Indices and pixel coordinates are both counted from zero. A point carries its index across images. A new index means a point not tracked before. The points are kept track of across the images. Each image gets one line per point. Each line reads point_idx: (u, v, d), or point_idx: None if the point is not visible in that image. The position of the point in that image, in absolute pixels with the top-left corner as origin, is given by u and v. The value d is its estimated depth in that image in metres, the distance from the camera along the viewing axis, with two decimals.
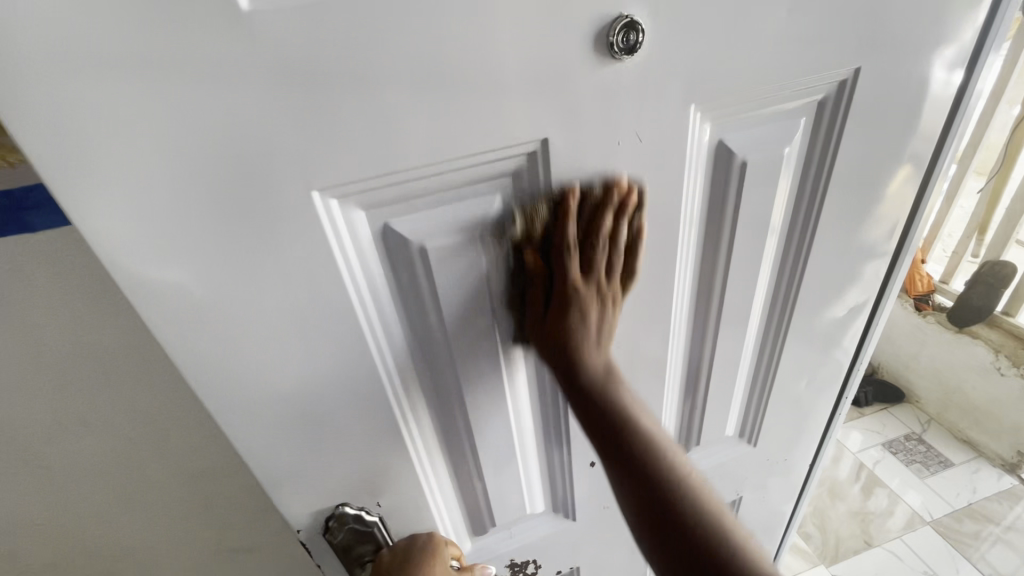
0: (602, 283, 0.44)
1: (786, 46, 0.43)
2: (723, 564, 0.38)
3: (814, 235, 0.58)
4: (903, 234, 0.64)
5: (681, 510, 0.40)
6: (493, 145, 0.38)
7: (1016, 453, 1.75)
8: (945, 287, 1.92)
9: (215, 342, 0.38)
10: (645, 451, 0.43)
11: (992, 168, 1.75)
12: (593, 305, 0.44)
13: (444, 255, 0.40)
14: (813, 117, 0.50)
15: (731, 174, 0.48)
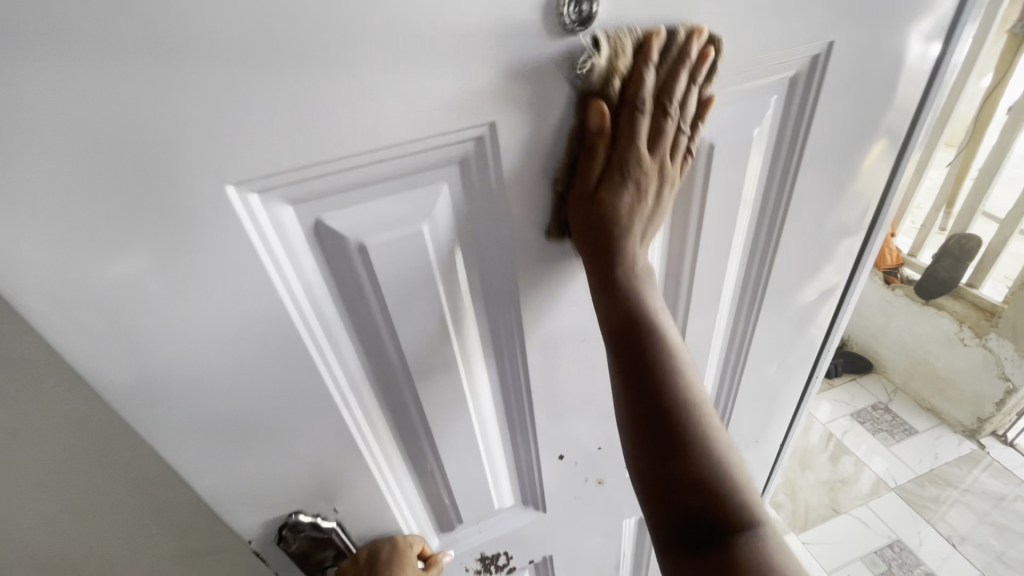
0: (663, 162, 0.41)
1: (756, 18, 0.40)
2: (688, 453, 0.40)
3: (784, 218, 0.56)
4: (875, 214, 0.63)
5: (667, 406, 0.41)
6: (434, 130, 0.34)
7: (976, 419, 1.81)
8: (913, 260, 1.95)
9: (133, 356, 0.34)
10: (653, 352, 0.42)
11: (961, 141, 1.76)
12: (650, 199, 0.41)
13: (386, 253, 0.37)
14: (784, 94, 0.47)
15: (698, 157, 0.46)
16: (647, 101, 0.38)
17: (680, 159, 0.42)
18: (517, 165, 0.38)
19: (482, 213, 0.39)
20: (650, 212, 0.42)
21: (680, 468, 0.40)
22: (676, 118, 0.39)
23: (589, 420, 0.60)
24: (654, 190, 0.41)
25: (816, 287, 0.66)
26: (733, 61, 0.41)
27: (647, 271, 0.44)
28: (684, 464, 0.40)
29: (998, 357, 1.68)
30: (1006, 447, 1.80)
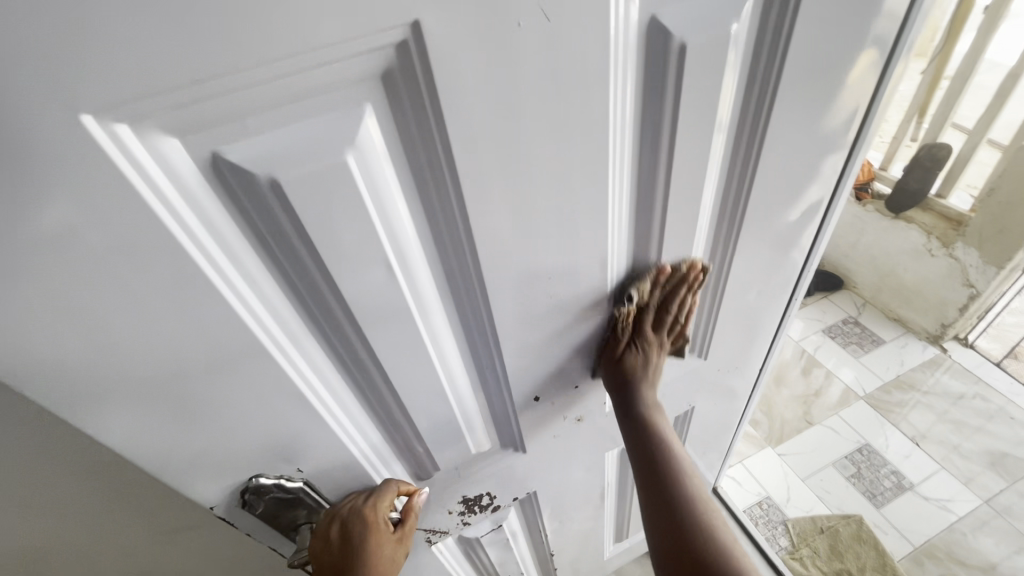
0: (661, 337, 0.63)
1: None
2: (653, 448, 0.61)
3: (765, 134, 0.51)
4: (861, 124, 0.57)
5: (649, 444, 0.61)
6: (342, 38, 0.28)
7: (940, 326, 1.88)
8: (884, 173, 1.92)
9: (24, 324, 0.30)
10: (646, 431, 0.62)
11: (935, 47, 1.71)
12: (654, 363, 0.62)
13: (305, 191, 0.32)
14: None
15: (667, 63, 0.40)
16: (652, 305, 0.59)
17: (675, 335, 0.65)
18: (453, 82, 0.32)
19: (418, 139, 0.34)
20: (644, 366, 0.61)
21: (645, 467, 0.60)
22: (664, 297, 0.59)
23: (561, 358, 0.58)
24: (654, 365, 0.62)
25: (797, 209, 0.63)
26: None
27: (654, 368, 0.62)
28: (651, 468, 0.60)
29: (963, 265, 1.72)
30: (966, 349, 1.88)
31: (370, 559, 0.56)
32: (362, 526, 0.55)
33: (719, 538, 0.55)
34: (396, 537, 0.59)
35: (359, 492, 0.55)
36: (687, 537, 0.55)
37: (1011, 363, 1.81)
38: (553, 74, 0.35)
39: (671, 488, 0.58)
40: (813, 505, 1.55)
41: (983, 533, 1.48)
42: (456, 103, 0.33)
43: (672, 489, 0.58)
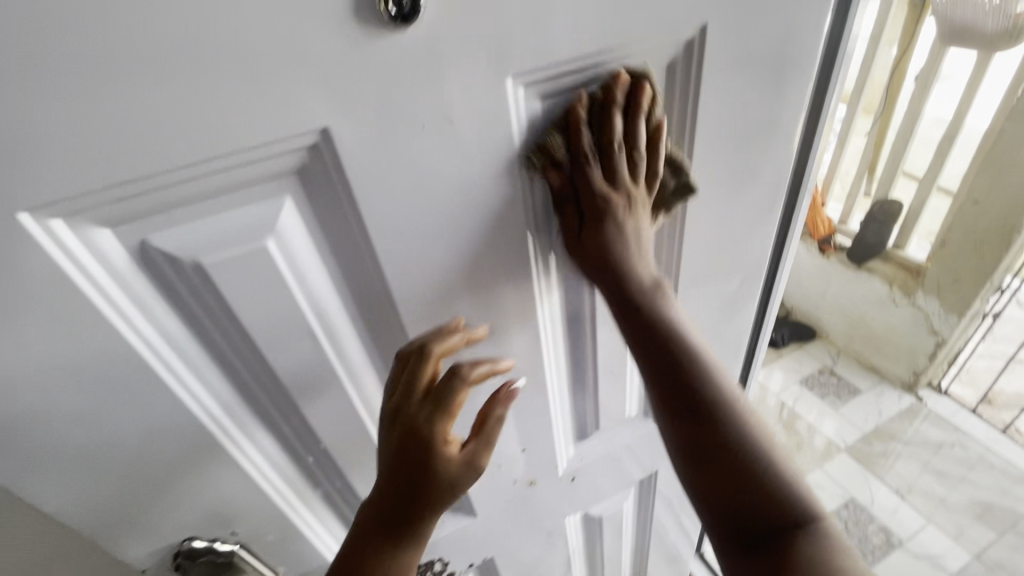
0: (629, 186, 0.43)
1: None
2: (709, 405, 0.46)
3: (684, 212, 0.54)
4: (794, 188, 0.64)
5: (694, 386, 0.46)
6: (254, 142, 0.32)
7: (913, 374, 1.91)
8: (844, 227, 2.02)
9: None
10: (683, 364, 0.46)
11: (878, 108, 1.83)
12: (626, 210, 0.44)
13: (227, 271, 0.35)
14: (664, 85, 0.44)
15: (575, 155, 0.43)
16: (593, 141, 0.41)
17: (643, 180, 0.44)
18: (363, 176, 0.35)
19: (335, 225, 0.37)
20: (623, 241, 0.44)
21: (690, 411, 0.46)
22: (631, 156, 0.43)
23: (503, 420, 0.59)
24: (639, 217, 0.45)
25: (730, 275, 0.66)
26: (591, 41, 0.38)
27: (638, 246, 0.45)
28: (697, 406, 0.46)
29: (926, 313, 1.77)
30: (941, 396, 1.90)
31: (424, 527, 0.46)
32: (448, 412, 0.44)
33: (795, 491, 0.45)
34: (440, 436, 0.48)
35: (438, 338, 0.44)
36: (758, 505, 0.45)
37: (986, 409, 1.82)
38: (461, 166, 0.38)
39: (720, 436, 0.46)
40: None
41: None
42: (366, 194, 0.36)
43: (709, 401, 0.46)
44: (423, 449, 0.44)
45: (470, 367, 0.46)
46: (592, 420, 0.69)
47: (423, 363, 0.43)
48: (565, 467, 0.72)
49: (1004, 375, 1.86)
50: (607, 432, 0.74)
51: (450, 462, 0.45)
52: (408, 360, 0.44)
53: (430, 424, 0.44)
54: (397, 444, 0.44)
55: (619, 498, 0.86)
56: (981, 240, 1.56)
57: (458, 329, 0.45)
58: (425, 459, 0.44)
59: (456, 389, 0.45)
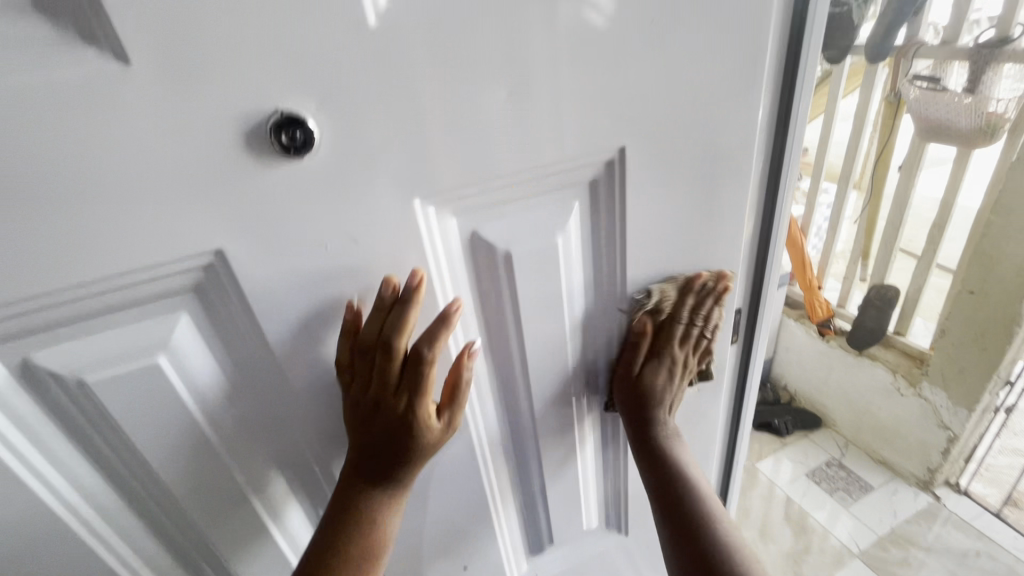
0: (688, 351, 0.54)
1: (528, 123, 0.37)
2: (672, 481, 0.54)
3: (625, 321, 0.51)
4: (754, 296, 0.64)
5: (666, 456, 0.54)
6: (145, 264, 0.31)
7: (928, 471, 1.78)
8: (842, 311, 2.00)
9: None
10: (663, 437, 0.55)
11: (867, 192, 1.84)
12: (676, 374, 0.54)
13: (114, 387, 0.34)
14: (588, 202, 0.44)
15: (498, 268, 0.42)
16: (678, 323, 0.52)
17: (699, 353, 0.56)
18: (263, 293, 0.35)
19: (238, 338, 0.37)
20: (667, 379, 0.54)
21: (656, 475, 0.54)
22: (699, 329, 0.54)
23: (438, 538, 0.55)
24: (677, 385, 0.55)
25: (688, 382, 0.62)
26: (501, 164, 0.38)
27: (677, 379, 0.55)
28: (663, 473, 0.54)
29: (935, 406, 1.67)
30: (961, 497, 1.76)
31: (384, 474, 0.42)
32: (420, 398, 0.40)
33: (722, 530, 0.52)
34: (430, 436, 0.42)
35: (395, 319, 0.37)
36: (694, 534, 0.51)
37: (1011, 512, 1.67)
38: (374, 282, 0.38)
39: (675, 502, 0.53)
40: None
41: None
42: (265, 310, 0.36)
43: (666, 464, 0.54)
44: (392, 442, 0.41)
45: (429, 343, 0.39)
46: (545, 532, 0.64)
47: (394, 329, 0.37)
48: None
49: None
50: (565, 546, 0.68)
51: (433, 442, 0.42)
52: (361, 335, 0.38)
53: (406, 419, 0.40)
54: (362, 410, 0.40)
55: None
56: (981, 330, 1.48)
57: (411, 296, 0.37)
58: (400, 443, 0.41)
59: (425, 372, 0.39)
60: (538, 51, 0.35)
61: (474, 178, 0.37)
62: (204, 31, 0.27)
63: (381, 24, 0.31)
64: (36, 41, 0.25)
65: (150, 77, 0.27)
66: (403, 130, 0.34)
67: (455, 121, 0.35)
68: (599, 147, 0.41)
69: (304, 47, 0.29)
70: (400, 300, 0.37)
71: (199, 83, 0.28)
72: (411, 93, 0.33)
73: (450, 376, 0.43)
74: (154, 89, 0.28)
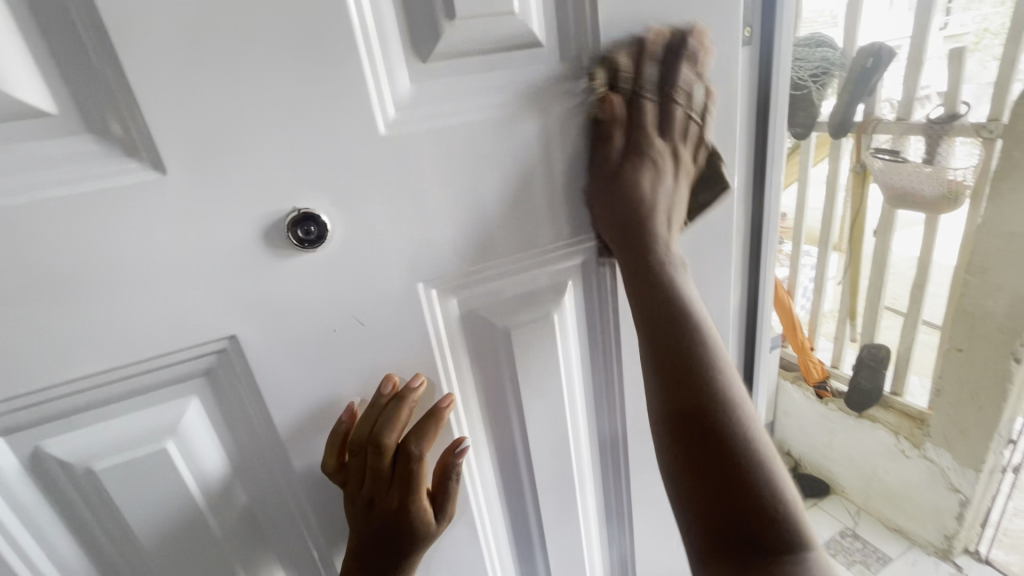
0: (675, 150, 0.41)
1: (520, 209, 0.41)
2: (683, 365, 0.39)
3: (623, 393, 0.52)
4: (747, 364, 0.65)
5: (681, 326, 0.39)
6: (162, 351, 0.33)
7: (944, 538, 1.70)
8: (838, 372, 2.00)
9: None
10: (664, 289, 0.40)
11: (847, 255, 1.91)
12: (670, 177, 0.41)
13: (120, 474, 0.34)
14: (581, 279, 0.47)
15: (498, 344, 0.44)
16: (649, 114, 0.40)
17: (690, 145, 0.42)
18: (272, 375, 0.36)
19: (245, 422, 0.38)
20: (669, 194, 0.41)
21: (665, 365, 0.39)
22: (684, 113, 0.41)
23: None
24: (682, 180, 0.42)
25: None
26: (499, 247, 0.41)
27: (670, 196, 0.41)
28: (675, 368, 0.39)
29: (942, 468, 1.63)
30: (983, 566, 1.67)
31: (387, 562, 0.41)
32: (413, 496, 0.40)
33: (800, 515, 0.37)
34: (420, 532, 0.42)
35: (389, 418, 0.37)
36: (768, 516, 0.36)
37: None
38: (378, 362, 0.39)
39: (692, 405, 0.38)
40: None
41: None
42: (274, 392, 0.37)
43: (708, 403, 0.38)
44: (388, 538, 0.41)
45: (418, 441, 0.39)
46: None
47: (386, 429, 0.37)
48: None
49: None
50: None
51: (429, 537, 0.42)
52: (352, 433, 0.38)
53: (402, 518, 0.40)
54: (356, 509, 0.40)
55: None
56: (975, 389, 1.49)
57: (410, 395, 0.38)
58: (397, 539, 0.41)
59: (417, 469, 0.40)
60: (527, 148, 0.39)
61: (472, 261, 0.40)
62: (233, 144, 0.31)
63: (389, 130, 0.35)
64: (86, 157, 0.29)
65: (183, 182, 0.30)
66: (407, 220, 0.37)
67: (455, 212, 0.38)
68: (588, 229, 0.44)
69: (319, 153, 0.33)
70: (397, 398, 0.38)
71: (225, 187, 0.31)
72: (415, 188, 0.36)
73: (439, 466, 0.43)
74: (185, 194, 0.31)
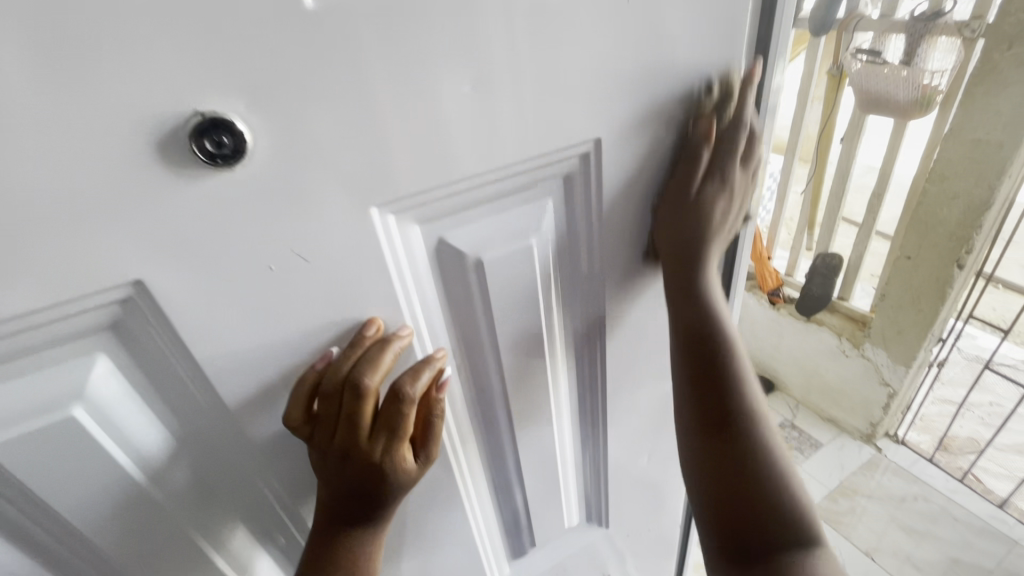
0: None
1: (494, 118, 0.33)
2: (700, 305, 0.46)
3: (604, 320, 0.49)
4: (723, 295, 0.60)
5: (699, 260, 0.45)
6: (42, 306, 0.26)
7: (870, 425, 1.89)
8: (791, 280, 2.06)
9: None
10: (699, 233, 0.44)
11: (811, 164, 1.90)
12: None
13: (21, 449, 0.29)
14: (563, 199, 0.40)
15: (469, 276, 0.38)
16: None
17: None
18: (199, 327, 0.30)
19: (172, 380, 0.32)
20: None
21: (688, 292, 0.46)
22: None
23: (417, 554, 0.52)
24: None
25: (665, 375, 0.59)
26: (467, 165, 0.34)
27: None
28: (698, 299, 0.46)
29: (876, 365, 1.77)
30: (899, 445, 1.86)
31: (363, 518, 0.39)
32: (393, 446, 0.37)
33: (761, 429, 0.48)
34: (397, 486, 0.39)
35: (368, 360, 0.35)
36: (741, 457, 0.47)
37: (943, 457, 1.79)
38: (331, 304, 0.33)
39: (704, 335, 0.47)
40: None
41: None
42: (202, 346, 0.31)
43: (725, 375, 0.48)
44: (365, 487, 0.38)
45: (411, 379, 0.37)
46: (527, 533, 0.63)
47: (365, 370, 0.34)
48: None
49: (957, 420, 1.82)
50: (549, 545, 0.67)
51: (410, 483, 0.40)
52: (324, 379, 0.35)
53: (382, 465, 0.38)
54: (330, 462, 0.37)
55: None
56: (916, 294, 1.57)
57: (395, 340, 0.35)
58: (369, 493, 0.38)
59: (405, 411, 0.37)
60: (501, 34, 0.31)
61: (436, 183, 0.33)
62: (90, 16, 0.21)
63: (319, 6, 0.25)
64: None
65: (22, 76, 0.21)
66: (352, 130, 0.29)
67: (413, 120, 0.30)
68: (572, 139, 0.37)
69: (220, 36, 0.24)
70: (379, 343, 0.35)
71: (89, 84, 0.22)
72: (360, 89, 0.28)
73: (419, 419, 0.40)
74: (28, 94, 0.22)
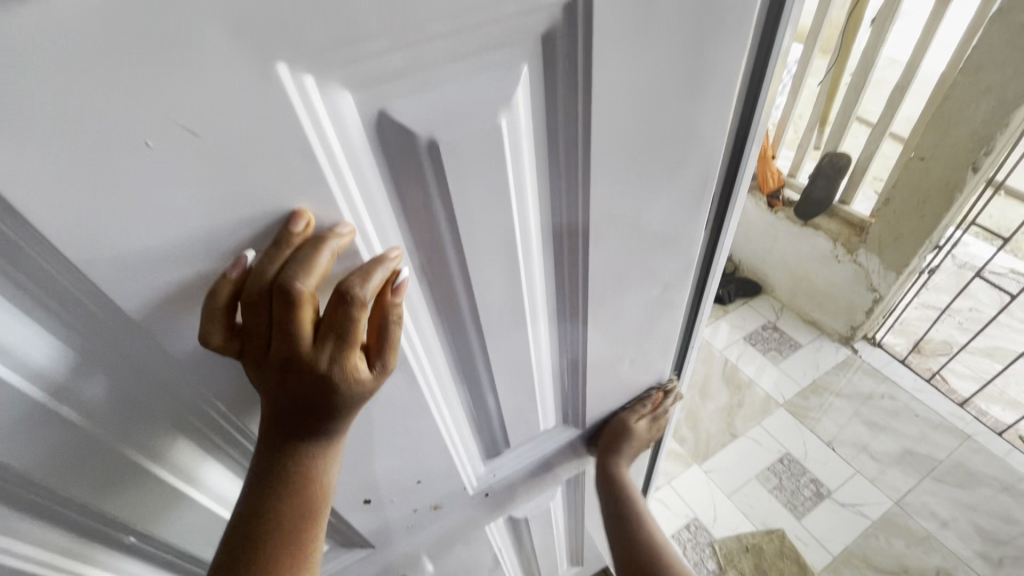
0: None
1: None
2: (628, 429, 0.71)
3: (587, 225, 0.41)
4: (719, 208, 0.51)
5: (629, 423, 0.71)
6: None
7: (850, 328, 1.91)
8: (792, 182, 1.96)
9: None
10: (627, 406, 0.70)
11: (834, 51, 1.70)
12: None
13: None
14: (542, 65, 0.31)
15: (423, 162, 0.31)
16: None
17: None
18: (62, 219, 0.24)
19: (49, 283, 0.26)
20: None
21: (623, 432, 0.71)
22: None
23: (384, 457, 0.51)
24: None
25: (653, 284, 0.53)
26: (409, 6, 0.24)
27: None
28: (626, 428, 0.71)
29: (867, 271, 1.75)
30: (874, 348, 1.90)
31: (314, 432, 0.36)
32: (339, 355, 0.33)
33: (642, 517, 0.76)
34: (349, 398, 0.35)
35: (298, 263, 0.29)
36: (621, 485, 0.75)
37: (915, 358, 1.83)
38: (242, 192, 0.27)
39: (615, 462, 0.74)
40: (740, 523, 1.51)
41: (895, 534, 1.48)
42: (75, 243, 0.25)
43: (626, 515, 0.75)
44: (311, 400, 0.34)
45: (361, 280, 0.32)
46: (501, 435, 0.62)
47: (297, 271, 0.29)
48: (475, 484, 0.66)
49: (936, 324, 1.85)
50: (523, 446, 0.67)
51: (366, 394, 0.36)
52: (246, 285, 0.30)
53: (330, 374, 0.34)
54: (269, 374, 0.33)
55: (542, 501, 0.79)
56: (922, 198, 1.50)
57: (331, 239, 0.30)
58: (319, 406, 0.35)
59: (354, 316, 0.33)
60: None
61: (366, 32, 0.24)
62: None
63: None
64: None
65: None
66: None
67: None
68: None
69: None
70: (310, 243, 0.30)
71: None
72: None
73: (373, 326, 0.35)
74: None
